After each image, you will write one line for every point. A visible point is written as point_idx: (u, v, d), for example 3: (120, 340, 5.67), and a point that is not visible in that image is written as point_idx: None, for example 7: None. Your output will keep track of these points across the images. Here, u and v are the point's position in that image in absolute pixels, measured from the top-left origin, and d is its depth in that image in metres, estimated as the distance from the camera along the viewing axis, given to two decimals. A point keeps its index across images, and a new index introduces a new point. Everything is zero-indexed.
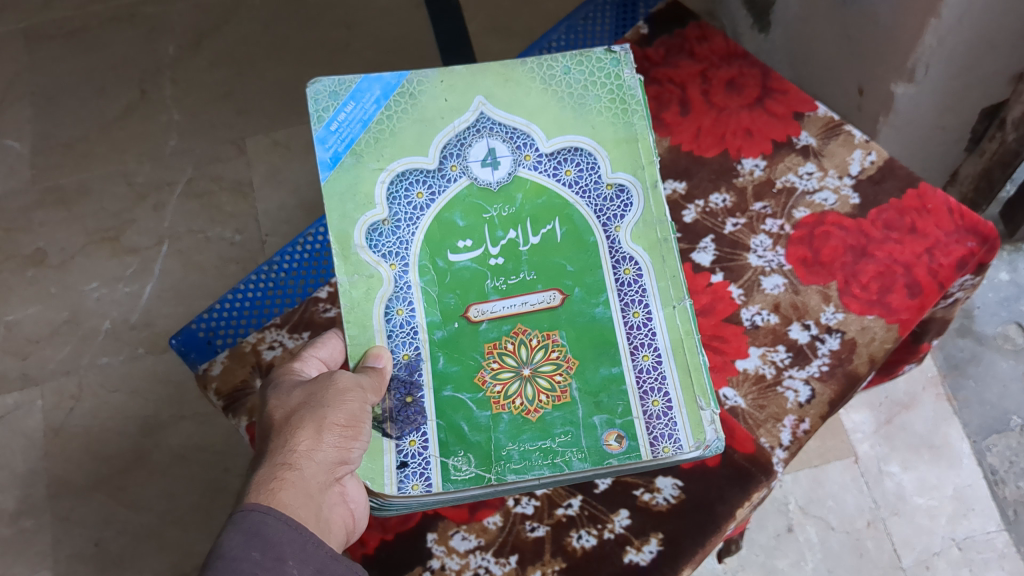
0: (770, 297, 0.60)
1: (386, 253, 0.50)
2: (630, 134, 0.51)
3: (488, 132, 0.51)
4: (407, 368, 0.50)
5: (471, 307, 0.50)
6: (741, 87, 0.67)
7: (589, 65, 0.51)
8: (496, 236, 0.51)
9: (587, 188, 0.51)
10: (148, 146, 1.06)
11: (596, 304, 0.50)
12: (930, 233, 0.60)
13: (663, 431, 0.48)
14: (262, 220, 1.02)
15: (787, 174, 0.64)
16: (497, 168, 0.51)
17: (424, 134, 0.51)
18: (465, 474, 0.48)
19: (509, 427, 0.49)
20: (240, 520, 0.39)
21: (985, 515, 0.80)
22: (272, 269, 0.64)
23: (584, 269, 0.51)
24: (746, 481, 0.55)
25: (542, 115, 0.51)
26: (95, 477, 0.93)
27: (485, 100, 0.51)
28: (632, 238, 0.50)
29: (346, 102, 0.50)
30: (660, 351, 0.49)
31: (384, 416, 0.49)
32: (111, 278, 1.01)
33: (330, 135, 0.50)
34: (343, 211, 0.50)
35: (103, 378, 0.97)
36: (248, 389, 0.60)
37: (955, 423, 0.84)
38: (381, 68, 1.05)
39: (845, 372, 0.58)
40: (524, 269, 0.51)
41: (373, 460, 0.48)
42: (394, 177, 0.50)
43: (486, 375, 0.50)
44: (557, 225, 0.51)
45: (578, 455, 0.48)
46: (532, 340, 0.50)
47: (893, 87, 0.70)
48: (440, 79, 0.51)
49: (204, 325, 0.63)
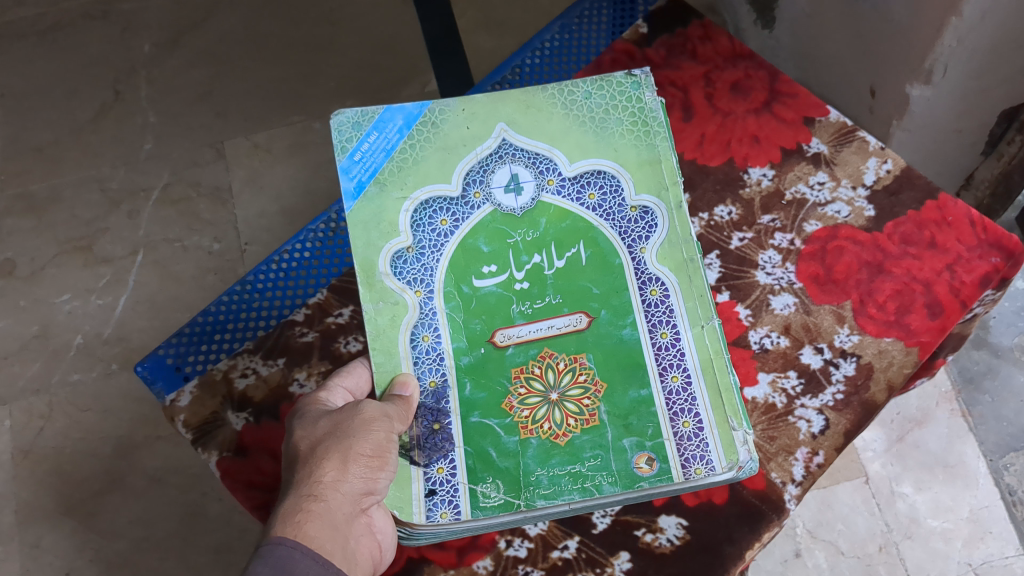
0: (780, 318, 0.56)
1: (411, 280, 0.49)
2: (653, 156, 0.50)
3: (511, 158, 0.51)
4: (434, 395, 0.48)
5: (496, 332, 0.49)
6: (748, 90, 0.63)
7: (610, 89, 0.51)
8: (520, 261, 0.50)
9: (611, 212, 0.50)
10: (122, 149, 1.01)
11: (624, 326, 0.48)
12: (951, 248, 0.56)
13: (695, 452, 0.46)
14: (242, 227, 0.98)
15: (798, 184, 0.60)
16: (520, 194, 0.50)
17: (447, 161, 0.50)
18: (493, 500, 0.47)
19: (538, 452, 0.47)
20: (266, 553, 0.38)
21: (1003, 538, 0.74)
22: (245, 290, 0.59)
23: (610, 292, 0.49)
24: (757, 521, 0.51)
25: (564, 140, 0.51)
26: (67, 502, 0.88)
27: (507, 127, 0.51)
28: (658, 258, 0.49)
29: (369, 132, 0.50)
30: (689, 373, 0.47)
31: (412, 443, 0.48)
32: (84, 290, 0.97)
33: (354, 165, 0.49)
34: (368, 239, 0.49)
35: (75, 397, 0.92)
36: (220, 421, 0.55)
37: (970, 440, 0.77)
38: (369, 70, 1.02)
39: (860, 401, 0.54)
40: (549, 293, 0.49)
41: (400, 488, 0.47)
42: (418, 206, 0.50)
43: (512, 402, 0.48)
44: (582, 248, 0.50)
45: (608, 479, 0.46)
46: (559, 363, 0.49)
47: (908, 89, 0.67)
48: (461, 107, 0.51)
49: (172, 351, 0.58)
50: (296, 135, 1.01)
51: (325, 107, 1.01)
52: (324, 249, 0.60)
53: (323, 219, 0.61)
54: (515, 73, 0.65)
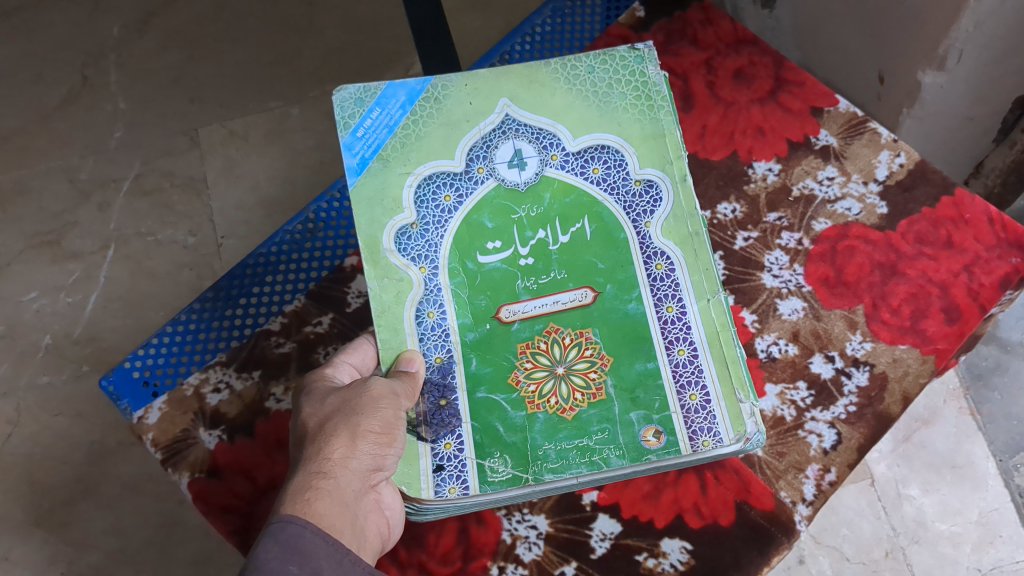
0: (788, 324, 0.53)
1: (415, 256, 0.46)
2: (657, 130, 0.46)
3: (514, 133, 0.47)
4: (440, 370, 0.45)
5: (501, 308, 0.45)
6: (751, 78, 0.59)
7: (614, 63, 0.47)
8: (525, 236, 0.46)
9: (616, 186, 0.46)
10: (91, 138, 0.97)
11: (629, 300, 0.45)
12: (969, 247, 0.53)
13: (702, 424, 0.44)
14: (218, 220, 0.94)
15: (805, 180, 0.56)
16: (524, 169, 0.47)
17: (451, 137, 0.47)
18: (501, 475, 0.44)
19: (545, 426, 0.45)
20: (275, 532, 0.34)
21: (1013, 542, 0.72)
22: (216, 297, 0.55)
23: (616, 266, 0.46)
24: (765, 544, 0.48)
25: (569, 115, 0.47)
26: (37, 511, 0.85)
27: (511, 102, 0.47)
28: (663, 232, 0.45)
29: (371, 108, 0.46)
30: (695, 345, 0.45)
31: (419, 419, 0.45)
32: (52, 288, 0.92)
33: (357, 142, 0.46)
34: (371, 216, 0.45)
35: (44, 401, 0.89)
36: (191, 439, 0.52)
37: (979, 440, 0.75)
38: (349, 54, 0.97)
39: (874, 414, 0.51)
40: (554, 268, 0.46)
41: (407, 465, 0.44)
42: (421, 181, 0.46)
43: (519, 376, 0.45)
44: (586, 223, 0.46)
45: (616, 452, 0.44)
46: (564, 338, 0.45)
47: (920, 75, 0.63)
48: (464, 82, 0.47)
49: (140, 365, 0.54)
50: (273, 121, 0.97)
51: (304, 92, 0.97)
52: (300, 253, 0.56)
53: (299, 220, 0.57)
54: (503, 60, 0.61)
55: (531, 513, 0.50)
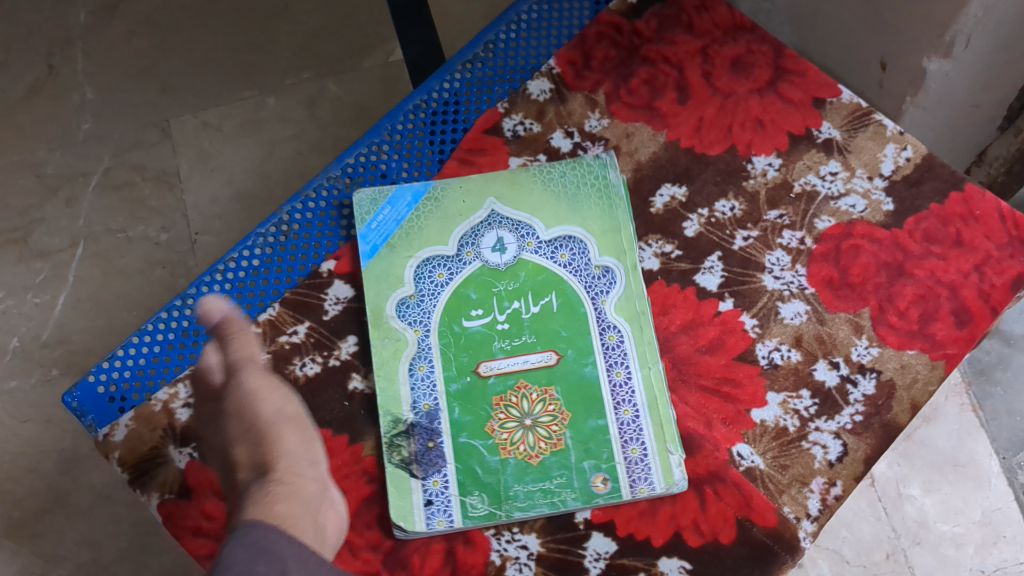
0: (790, 328, 0.50)
1: (412, 321, 0.49)
2: (614, 225, 0.51)
3: (497, 224, 0.51)
4: (428, 416, 0.48)
5: (480, 364, 0.48)
6: (750, 68, 0.56)
7: (581, 169, 0.52)
8: (502, 304, 0.50)
9: (578, 268, 0.50)
10: (58, 130, 0.93)
11: (586, 364, 0.48)
12: (980, 246, 0.51)
13: (640, 473, 0.47)
14: (192, 215, 0.90)
15: (807, 175, 0.53)
16: (505, 252, 0.51)
17: (446, 226, 0.51)
18: (479, 511, 0.46)
19: (516, 470, 0.47)
20: (242, 539, 0.41)
21: (1017, 543, 0.71)
22: (185, 305, 0.52)
23: (577, 333, 0.49)
24: (767, 562, 0.46)
25: (544, 209, 0.52)
26: (7, 522, 0.82)
27: (496, 200, 0.52)
28: (616, 309, 0.49)
29: (383, 206, 0.52)
30: (638, 407, 0.48)
31: (410, 458, 0.47)
32: (19, 288, 0.89)
33: (370, 232, 0.51)
34: (378, 289, 0.50)
35: (11, 406, 0.85)
36: (161, 458, 0.49)
37: (982, 438, 0.74)
38: (329, 37, 0.94)
39: (881, 423, 0.48)
40: (525, 333, 0.49)
41: (401, 498, 0.46)
42: (421, 262, 0.51)
43: (494, 425, 0.47)
44: (553, 298, 0.50)
45: (573, 494, 0.46)
46: (532, 393, 0.48)
47: (923, 63, 0.61)
48: (460, 183, 0.52)
49: (105, 378, 0.50)
50: (248, 111, 0.93)
51: (280, 80, 0.94)
52: (275, 257, 0.53)
53: (273, 222, 0.53)
54: (488, 49, 0.57)
55: (521, 532, 0.46)
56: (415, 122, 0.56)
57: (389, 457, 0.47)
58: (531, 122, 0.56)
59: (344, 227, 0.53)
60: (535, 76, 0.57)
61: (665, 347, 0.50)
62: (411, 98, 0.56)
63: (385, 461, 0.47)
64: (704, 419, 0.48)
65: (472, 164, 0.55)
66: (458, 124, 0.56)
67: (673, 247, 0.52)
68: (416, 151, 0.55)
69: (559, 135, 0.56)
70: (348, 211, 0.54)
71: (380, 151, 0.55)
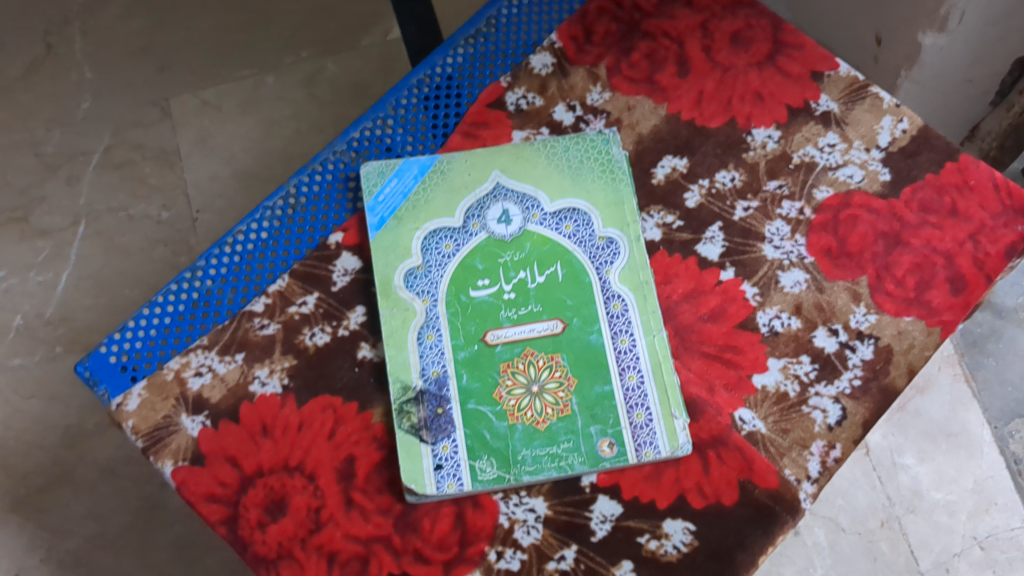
0: (790, 297, 0.51)
1: (420, 291, 0.50)
2: (617, 197, 0.52)
3: (503, 197, 0.52)
4: (437, 383, 0.49)
5: (488, 332, 0.49)
6: (749, 42, 0.57)
7: (585, 144, 0.53)
8: (509, 276, 0.50)
9: (583, 239, 0.51)
10: (57, 110, 0.94)
11: (591, 331, 0.49)
12: (974, 215, 0.52)
13: (645, 438, 0.47)
14: (192, 193, 0.91)
15: (806, 147, 0.54)
16: (510, 224, 0.52)
17: (453, 201, 0.52)
18: (489, 474, 0.47)
19: (523, 435, 0.48)
20: None
21: (1008, 510, 0.74)
22: (196, 277, 0.53)
23: (582, 303, 0.50)
24: (770, 523, 0.46)
25: (548, 182, 0.52)
26: (13, 497, 0.83)
27: (502, 174, 0.53)
28: (620, 279, 0.50)
29: (391, 179, 0.53)
30: (643, 373, 0.48)
31: (420, 424, 0.48)
32: (22, 266, 0.90)
33: (378, 205, 0.52)
34: (387, 260, 0.51)
35: (16, 383, 0.86)
36: (173, 425, 0.49)
37: (974, 408, 0.78)
38: (327, 18, 0.96)
39: (879, 387, 0.49)
40: (531, 302, 0.50)
41: (412, 463, 0.47)
42: (429, 234, 0.51)
43: (502, 392, 0.48)
44: (559, 268, 0.50)
45: (579, 458, 0.47)
46: (538, 360, 0.49)
47: (920, 37, 0.63)
48: (465, 159, 0.53)
49: (117, 349, 0.51)
50: (247, 90, 0.94)
51: (278, 59, 0.95)
52: (283, 230, 0.54)
53: (280, 196, 0.54)
54: (490, 24, 0.58)
55: (529, 496, 0.48)
56: (418, 96, 0.56)
57: (400, 424, 0.48)
58: (534, 96, 0.57)
59: (351, 200, 0.54)
60: (536, 51, 0.58)
61: (668, 315, 0.51)
62: (415, 74, 0.57)
63: (395, 427, 0.48)
64: (707, 385, 0.49)
65: (476, 138, 0.55)
66: (460, 99, 0.57)
67: (674, 218, 0.53)
68: (419, 127, 0.56)
69: (561, 109, 0.56)
70: (354, 184, 0.54)
71: (385, 125, 0.56)
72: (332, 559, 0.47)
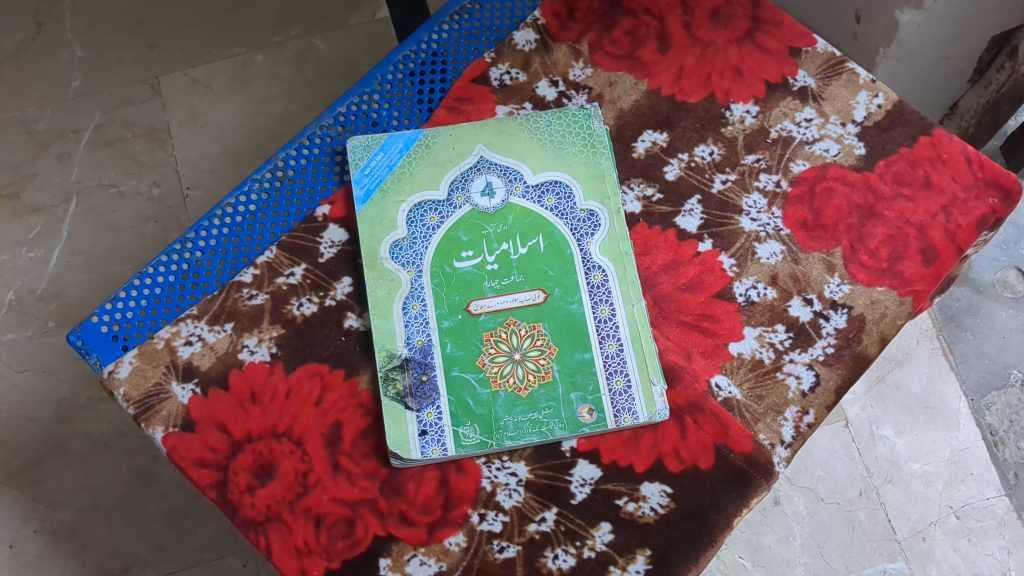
0: (767, 267, 0.52)
1: (404, 262, 0.51)
2: (598, 171, 0.53)
3: (486, 170, 0.53)
4: (421, 351, 0.50)
5: (472, 302, 0.50)
6: (729, 19, 0.58)
7: (567, 119, 0.54)
8: (492, 247, 0.52)
9: (564, 212, 0.52)
10: (47, 88, 0.95)
11: (573, 301, 0.50)
12: (946, 187, 0.53)
13: (623, 404, 0.49)
14: (183, 170, 0.92)
15: (783, 122, 0.55)
16: (494, 197, 0.53)
17: (438, 173, 0.53)
18: (473, 439, 0.48)
19: (506, 401, 0.49)
20: None
21: (983, 480, 0.79)
22: (185, 248, 0.54)
23: (563, 274, 0.51)
24: (745, 485, 0.48)
25: (530, 156, 0.53)
26: (6, 470, 0.85)
27: (485, 148, 0.54)
28: (600, 250, 0.51)
29: (376, 153, 0.54)
30: (622, 341, 0.50)
31: (405, 391, 0.49)
32: (14, 243, 0.91)
33: (364, 177, 0.53)
34: (372, 233, 0.52)
35: (10, 357, 0.88)
36: (163, 393, 0.51)
37: (952, 380, 0.83)
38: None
39: (852, 355, 0.50)
40: (514, 273, 0.51)
41: (397, 428, 0.49)
42: (414, 207, 0.53)
43: (485, 359, 0.50)
44: (540, 240, 0.52)
45: (559, 424, 0.48)
46: (520, 329, 0.50)
47: (898, 14, 0.65)
48: (450, 132, 0.54)
49: (108, 319, 0.52)
50: (237, 67, 0.95)
51: (268, 38, 0.96)
52: (271, 202, 0.55)
53: (268, 168, 0.55)
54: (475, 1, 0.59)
55: (510, 461, 0.49)
56: (404, 72, 0.57)
57: (385, 391, 0.49)
58: (517, 72, 0.58)
59: (337, 172, 0.55)
60: (520, 27, 0.59)
61: (648, 285, 0.52)
62: (401, 49, 0.58)
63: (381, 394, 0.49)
64: (685, 352, 0.51)
65: (461, 112, 0.57)
66: (446, 74, 0.58)
67: (654, 191, 0.54)
68: (405, 102, 0.57)
69: (544, 84, 0.57)
70: (341, 157, 0.56)
71: (371, 100, 0.57)
72: (320, 521, 0.48)
